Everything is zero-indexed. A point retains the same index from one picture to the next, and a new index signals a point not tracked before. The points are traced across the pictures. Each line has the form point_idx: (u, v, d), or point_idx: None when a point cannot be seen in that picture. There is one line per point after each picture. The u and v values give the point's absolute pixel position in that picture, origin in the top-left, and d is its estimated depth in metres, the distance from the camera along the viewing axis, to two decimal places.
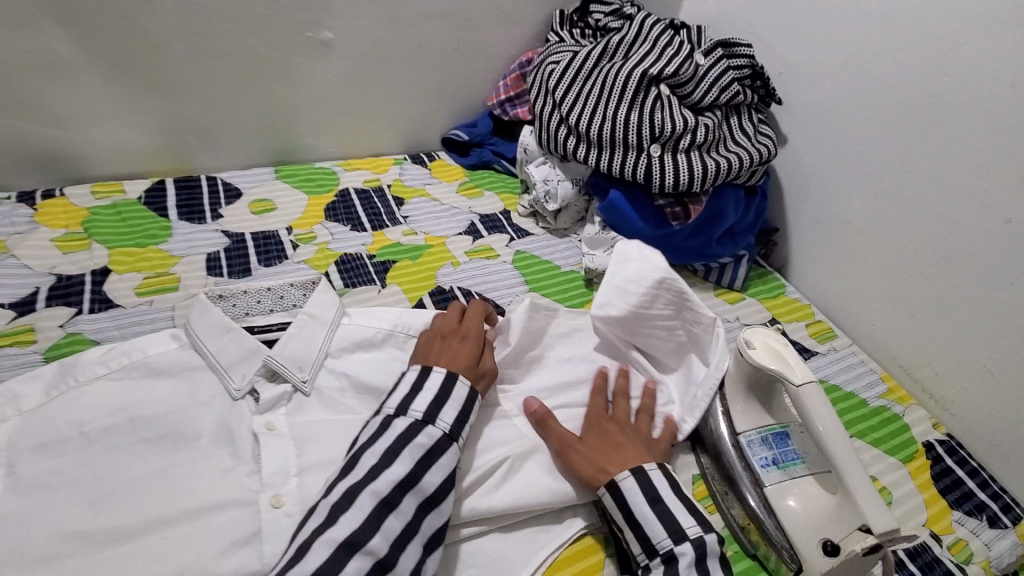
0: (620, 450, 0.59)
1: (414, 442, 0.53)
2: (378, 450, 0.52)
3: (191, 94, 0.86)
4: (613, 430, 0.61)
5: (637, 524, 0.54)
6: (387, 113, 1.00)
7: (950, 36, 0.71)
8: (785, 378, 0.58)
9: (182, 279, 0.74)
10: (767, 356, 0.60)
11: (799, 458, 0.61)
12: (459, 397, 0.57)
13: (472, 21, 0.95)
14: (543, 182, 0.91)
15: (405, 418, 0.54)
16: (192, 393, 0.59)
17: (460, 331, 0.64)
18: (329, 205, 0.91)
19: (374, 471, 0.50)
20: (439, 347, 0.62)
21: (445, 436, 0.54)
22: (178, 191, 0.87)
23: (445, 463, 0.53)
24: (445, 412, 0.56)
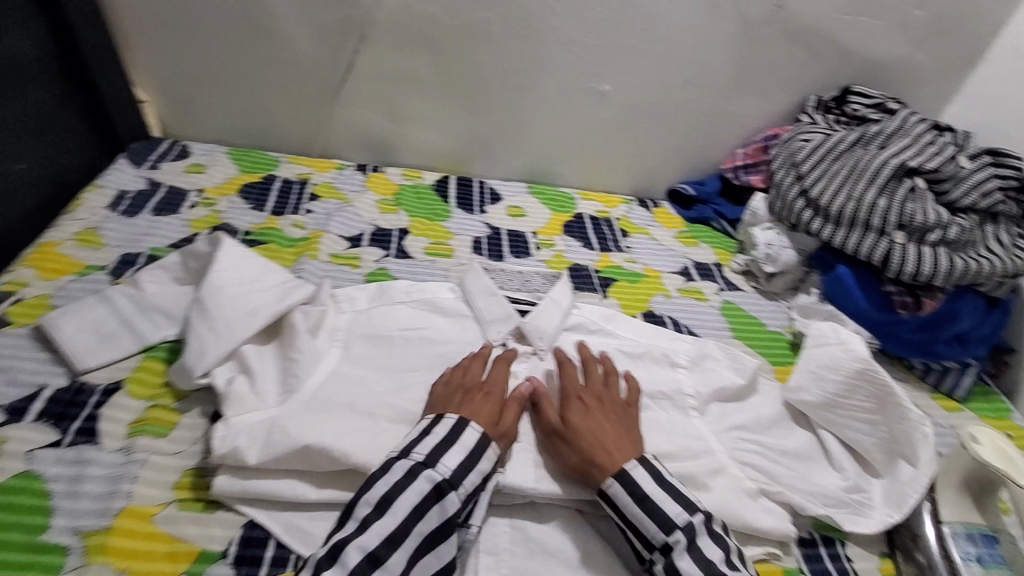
0: (604, 434, 0.63)
1: (413, 486, 0.54)
2: (372, 500, 0.54)
3: (490, 116, 1.09)
4: (591, 408, 0.66)
5: (630, 523, 0.58)
6: (630, 159, 1.14)
7: None
8: (1009, 475, 0.63)
9: (455, 250, 0.94)
10: (991, 455, 0.64)
11: (1005, 563, 0.62)
12: (466, 444, 0.59)
13: (730, 94, 1.06)
14: (765, 245, 0.96)
15: (404, 462, 0.56)
16: (463, 332, 0.78)
17: (478, 385, 0.66)
18: (567, 223, 1.06)
19: (365, 522, 0.52)
20: (466, 402, 0.63)
21: (443, 481, 0.55)
22: (458, 187, 1.11)
23: (444, 508, 0.55)
24: (445, 458, 0.57)
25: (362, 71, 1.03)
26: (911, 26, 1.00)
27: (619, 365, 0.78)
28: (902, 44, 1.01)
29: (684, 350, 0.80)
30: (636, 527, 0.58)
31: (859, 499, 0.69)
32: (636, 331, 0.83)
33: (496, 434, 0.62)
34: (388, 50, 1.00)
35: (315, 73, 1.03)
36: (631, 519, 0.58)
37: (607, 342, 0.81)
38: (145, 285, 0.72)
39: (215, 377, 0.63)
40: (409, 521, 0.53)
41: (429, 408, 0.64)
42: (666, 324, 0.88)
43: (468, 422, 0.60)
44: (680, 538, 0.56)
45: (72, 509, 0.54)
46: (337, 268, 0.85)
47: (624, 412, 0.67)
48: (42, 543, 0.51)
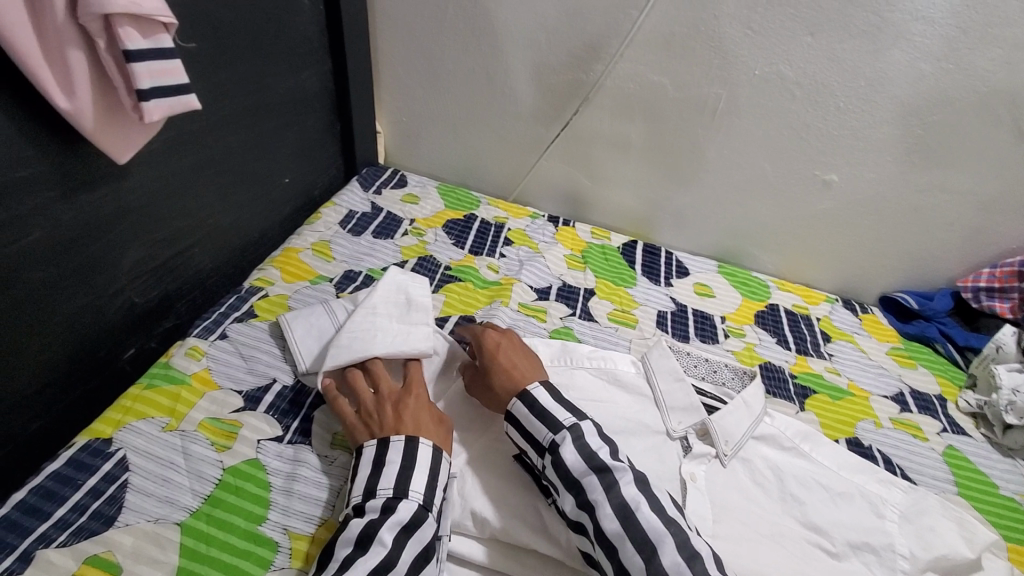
0: (509, 361, 0.67)
1: (391, 517, 0.53)
2: (351, 539, 0.52)
3: (692, 188, 1.06)
4: (501, 353, 0.68)
5: (528, 432, 0.60)
6: (839, 256, 1.04)
7: None
8: None
9: (638, 321, 0.91)
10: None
11: None
12: (427, 463, 0.58)
13: (988, 205, 0.92)
14: (1011, 390, 0.81)
15: (375, 502, 0.54)
16: (642, 410, 0.74)
17: (399, 392, 0.65)
18: (759, 312, 0.98)
19: (347, 561, 0.50)
20: (411, 411, 0.62)
21: (420, 505, 0.55)
22: (644, 253, 1.08)
23: (421, 536, 0.53)
24: (413, 481, 0.56)
25: (575, 130, 1.06)
26: None
27: (817, 499, 0.67)
28: None
29: (896, 500, 0.69)
30: (533, 437, 0.60)
31: None
32: (836, 461, 0.72)
33: (439, 438, 0.61)
34: (606, 114, 1.03)
35: (530, 126, 1.09)
36: (530, 428, 0.60)
37: (801, 464, 0.71)
38: (378, 305, 0.75)
39: None
40: (393, 552, 0.51)
41: (367, 434, 0.61)
42: (875, 459, 0.76)
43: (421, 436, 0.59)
44: (622, 467, 0.55)
45: (285, 507, 0.59)
46: (525, 318, 0.86)
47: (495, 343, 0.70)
48: (259, 534, 0.56)
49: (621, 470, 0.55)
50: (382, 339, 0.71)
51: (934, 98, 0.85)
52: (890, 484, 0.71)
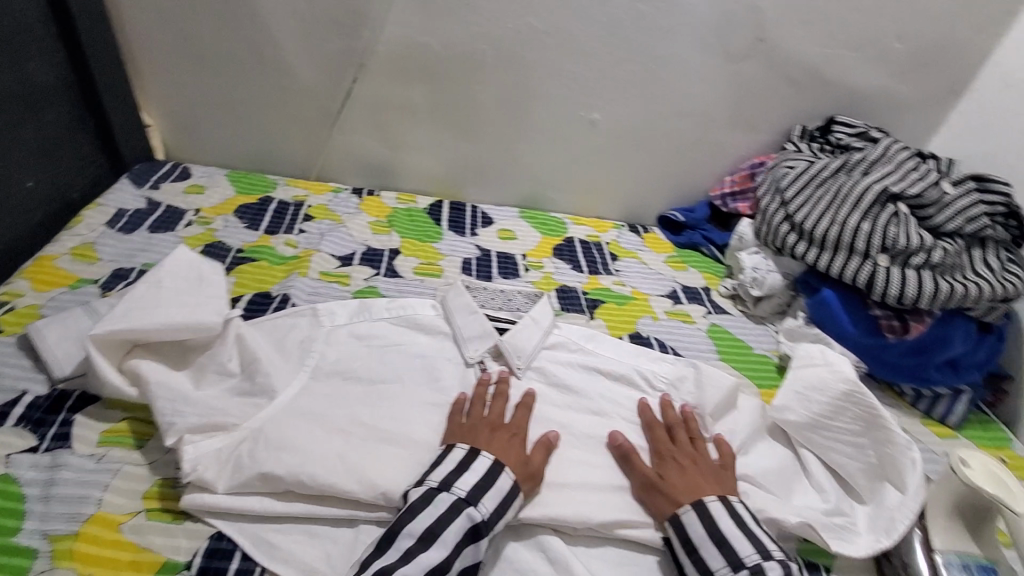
0: (692, 482, 0.64)
1: (456, 523, 0.55)
2: (415, 531, 0.54)
3: (483, 142, 1.12)
4: (689, 470, 0.65)
5: (723, 538, 0.58)
6: (619, 186, 1.17)
7: None
8: (1006, 505, 0.58)
9: (444, 270, 0.95)
10: (986, 479, 0.60)
11: None
12: (502, 488, 0.59)
13: (716, 123, 1.09)
14: (752, 269, 0.97)
15: (447, 496, 0.57)
16: (442, 348, 0.79)
17: (503, 425, 0.67)
18: (556, 246, 1.08)
19: (410, 553, 0.53)
20: (483, 438, 0.64)
21: (482, 522, 0.56)
22: (450, 210, 1.13)
23: (471, 554, 0.55)
24: (486, 499, 0.58)
25: (359, 99, 1.07)
26: (894, 57, 1.02)
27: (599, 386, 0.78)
28: (886, 76, 1.04)
29: (664, 372, 0.80)
30: (729, 543, 0.57)
31: (841, 523, 0.66)
32: (615, 351, 0.83)
33: (524, 473, 0.62)
34: (386, 78, 1.04)
35: (315, 99, 1.07)
36: (726, 534, 0.58)
37: (586, 361, 0.81)
38: (164, 277, 0.71)
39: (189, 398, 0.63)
40: (449, 558, 0.53)
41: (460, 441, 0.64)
42: (652, 346, 0.88)
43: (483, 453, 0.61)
44: (775, 566, 0.55)
45: (44, 514, 0.54)
46: (326, 285, 0.86)
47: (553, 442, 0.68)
48: (11, 545, 0.51)
49: (774, 568, 0.55)
50: (164, 312, 0.67)
51: (654, 34, 0.99)
52: (659, 361, 0.82)
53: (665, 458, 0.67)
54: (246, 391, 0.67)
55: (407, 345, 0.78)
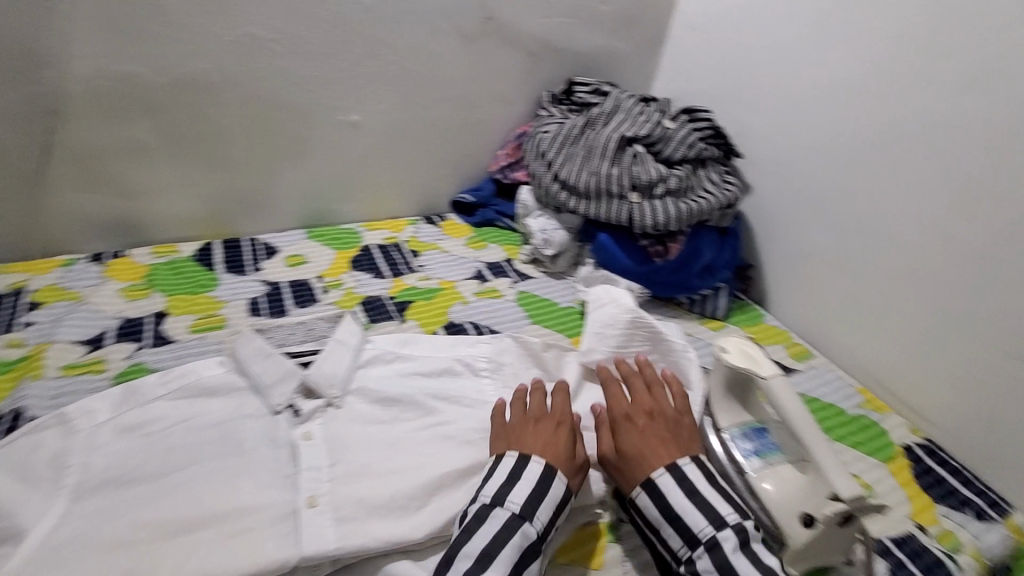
0: (650, 445, 0.65)
1: (511, 540, 0.55)
2: (472, 552, 0.54)
3: (242, 169, 1.02)
4: (647, 431, 0.66)
5: (677, 515, 0.60)
6: (403, 182, 1.16)
7: (856, 100, 0.90)
8: (755, 373, 0.69)
9: (228, 318, 0.85)
10: (740, 357, 0.71)
11: (777, 448, 0.70)
12: (556, 495, 0.60)
13: (475, 102, 1.13)
14: (541, 231, 1.04)
15: (501, 511, 0.57)
16: (239, 407, 0.70)
17: (548, 415, 0.68)
18: (353, 258, 1.04)
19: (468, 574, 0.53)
20: (530, 433, 0.65)
21: (536, 540, 0.57)
22: (224, 250, 1.01)
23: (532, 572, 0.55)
24: (541, 512, 0.58)
25: (63, 150, 0.89)
26: (604, 18, 1.15)
27: (423, 385, 0.76)
28: (603, 35, 1.17)
29: (484, 352, 0.82)
30: (683, 519, 0.59)
31: None
32: (433, 348, 0.82)
33: (569, 466, 0.63)
34: (92, 121, 0.88)
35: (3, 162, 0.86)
36: (680, 510, 0.60)
37: (406, 366, 0.78)
38: None
39: None
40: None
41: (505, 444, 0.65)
42: (467, 330, 0.90)
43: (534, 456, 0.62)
44: (730, 536, 0.57)
45: None
46: (73, 380, 0.72)
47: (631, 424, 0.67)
48: None
49: (728, 538, 0.57)
50: None
51: (385, 27, 0.99)
52: (478, 343, 0.83)
53: (648, 421, 0.67)
54: None
55: (197, 417, 0.68)
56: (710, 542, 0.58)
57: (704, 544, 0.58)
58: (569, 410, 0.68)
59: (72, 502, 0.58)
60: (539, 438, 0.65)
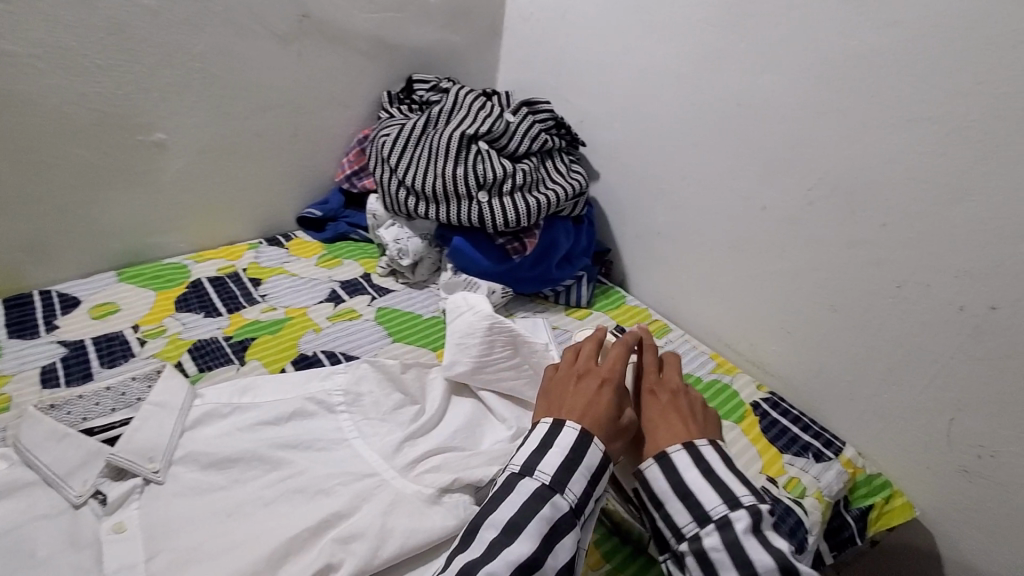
0: (667, 421, 0.62)
1: (541, 512, 0.52)
2: (499, 522, 0.52)
3: (16, 210, 0.84)
4: (669, 408, 0.64)
5: (689, 491, 0.55)
6: (234, 203, 1.04)
7: (676, 83, 0.94)
8: None
9: (13, 397, 0.70)
10: None
11: None
12: (591, 464, 0.56)
13: (305, 109, 1.03)
14: (394, 241, 0.98)
15: (530, 482, 0.54)
16: (30, 506, 0.57)
17: (593, 372, 0.65)
18: (180, 297, 0.91)
19: (492, 549, 0.50)
20: (572, 396, 0.63)
21: (571, 509, 0.54)
22: (7, 310, 0.83)
23: (568, 541, 0.53)
24: (574, 482, 0.55)
25: None
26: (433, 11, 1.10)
27: (266, 434, 0.67)
28: (436, 29, 1.12)
29: (338, 383, 0.74)
30: (694, 496, 0.54)
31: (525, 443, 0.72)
32: (278, 390, 0.73)
33: (595, 426, 0.59)
34: None
35: None
36: (692, 487, 0.55)
37: (247, 416, 0.69)
38: None
39: None
40: (541, 550, 0.50)
41: (549, 406, 0.63)
42: (320, 361, 0.82)
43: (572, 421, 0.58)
44: (744, 516, 0.52)
45: None
46: None
47: (657, 395, 0.66)
48: None
49: (740, 518, 0.52)
50: None
51: (178, 31, 0.86)
52: (332, 375, 0.76)
53: (676, 398, 0.65)
54: None
55: None
56: (722, 522, 0.52)
57: (714, 522, 0.52)
58: (618, 368, 0.65)
59: None
60: (578, 396, 0.62)
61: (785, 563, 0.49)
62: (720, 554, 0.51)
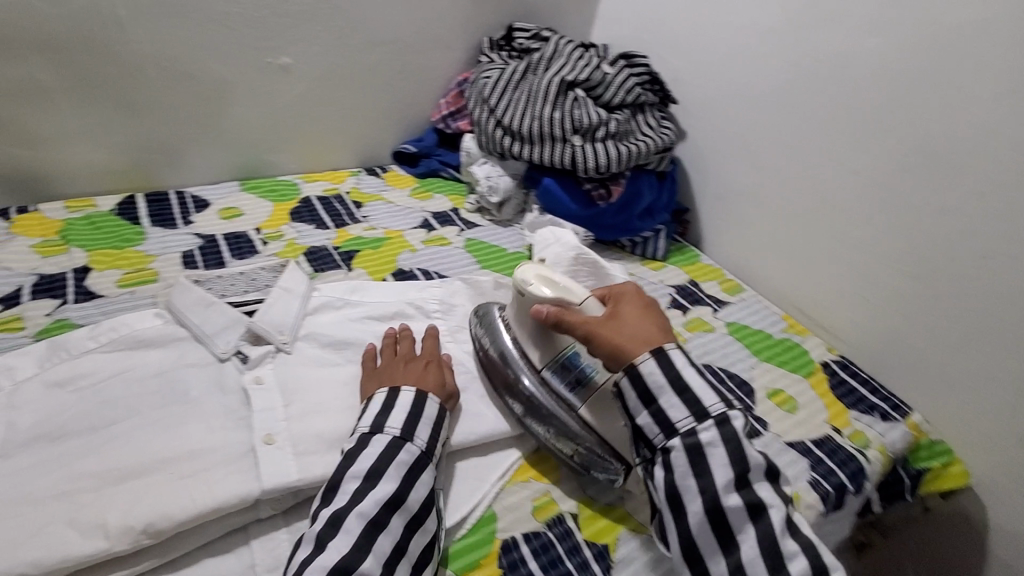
0: (637, 329, 0.61)
1: (396, 458, 0.54)
2: (359, 472, 0.53)
3: (159, 116, 0.94)
4: (626, 319, 0.62)
5: (688, 390, 0.57)
6: (340, 132, 1.12)
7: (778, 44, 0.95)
8: (569, 298, 0.64)
9: (161, 272, 0.80)
10: (544, 285, 0.67)
11: (593, 369, 0.65)
12: (431, 416, 0.59)
13: (412, 47, 1.09)
14: (486, 178, 1.04)
15: (383, 435, 0.55)
16: (181, 356, 0.67)
17: (418, 356, 0.66)
18: (293, 210, 1.00)
19: (359, 493, 0.51)
20: (401, 373, 0.63)
21: (423, 453, 0.56)
22: (149, 204, 0.94)
23: (427, 479, 0.55)
24: (419, 429, 0.57)
25: None
26: None
27: (375, 328, 0.76)
28: None
29: (434, 296, 0.82)
30: (696, 394, 0.56)
31: None
32: (384, 293, 0.81)
33: (442, 393, 0.62)
34: None
35: None
36: (694, 385, 0.57)
37: (357, 311, 0.78)
38: None
39: None
40: (402, 490, 0.52)
41: (377, 384, 0.63)
42: (416, 276, 0.89)
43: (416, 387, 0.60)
44: (740, 417, 0.56)
45: None
46: None
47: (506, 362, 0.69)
48: None
49: (711, 429, 0.55)
50: None
51: None
52: (427, 287, 0.84)
53: (615, 314, 0.63)
54: None
55: (133, 370, 0.64)
56: (722, 420, 0.55)
57: (712, 419, 0.55)
58: (438, 354, 0.68)
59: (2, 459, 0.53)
60: (401, 373, 0.63)
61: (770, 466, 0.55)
62: (715, 448, 0.54)
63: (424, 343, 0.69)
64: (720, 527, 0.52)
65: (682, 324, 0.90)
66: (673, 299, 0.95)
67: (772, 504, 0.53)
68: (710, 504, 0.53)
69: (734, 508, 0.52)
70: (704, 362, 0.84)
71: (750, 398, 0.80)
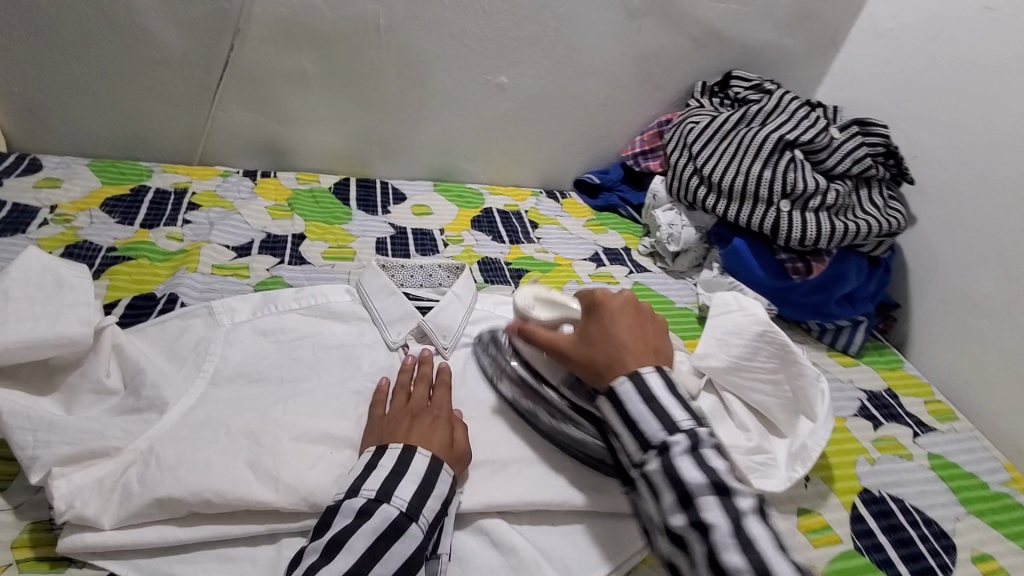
0: (610, 338, 0.55)
1: (367, 525, 0.46)
2: (320, 546, 0.46)
3: (387, 112, 1.04)
4: (595, 338, 0.56)
5: (633, 422, 0.50)
6: (532, 153, 1.15)
7: None
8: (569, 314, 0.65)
9: (357, 252, 0.89)
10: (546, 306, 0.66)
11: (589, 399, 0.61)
12: (417, 471, 0.51)
13: (622, 81, 1.09)
14: (668, 225, 0.98)
15: (353, 501, 0.48)
16: (361, 334, 0.72)
17: (426, 409, 0.58)
18: (475, 218, 1.05)
19: (312, 569, 0.44)
20: (404, 429, 0.55)
21: (402, 515, 0.48)
22: (359, 188, 1.06)
23: (400, 551, 0.46)
24: (400, 489, 0.49)
25: (239, 69, 0.95)
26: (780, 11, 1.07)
27: None
28: (774, 30, 1.09)
29: None
30: (637, 426, 0.49)
31: (764, 461, 0.67)
32: None
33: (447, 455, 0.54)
34: (266, 45, 0.94)
35: (185, 72, 0.93)
36: (635, 415, 0.50)
37: None
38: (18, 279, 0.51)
39: (42, 412, 0.52)
40: (363, 564, 0.45)
41: (378, 440, 0.55)
42: None
43: (418, 448, 0.53)
44: (680, 440, 0.47)
45: None
46: (220, 279, 0.77)
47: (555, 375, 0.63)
48: None
49: (678, 440, 0.47)
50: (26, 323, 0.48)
51: None
52: None
53: (590, 334, 0.56)
54: (130, 408, 0.57)
55: (321, 335, 0.71)
56: (662, 448, 0.48)
57: (679, 434, 0.48)
58: (450, 407, 0.60)
59: (209, 386, 0.61)
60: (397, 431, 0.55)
61: (721, 481, 0.44)
62: (660, 477, 0.47)
63: (436, 390, 0.61)
64: (680, 547, 0.45)
65: (871, 441, 0.76)
66: (862, 405, 0.82)
67: (717, 526, 0.43)
68: (662, 528, 0.46)
69: (678, 528, 0.45)
70: (891, 491, 0.71)
71: (946, 554, 0.65)
